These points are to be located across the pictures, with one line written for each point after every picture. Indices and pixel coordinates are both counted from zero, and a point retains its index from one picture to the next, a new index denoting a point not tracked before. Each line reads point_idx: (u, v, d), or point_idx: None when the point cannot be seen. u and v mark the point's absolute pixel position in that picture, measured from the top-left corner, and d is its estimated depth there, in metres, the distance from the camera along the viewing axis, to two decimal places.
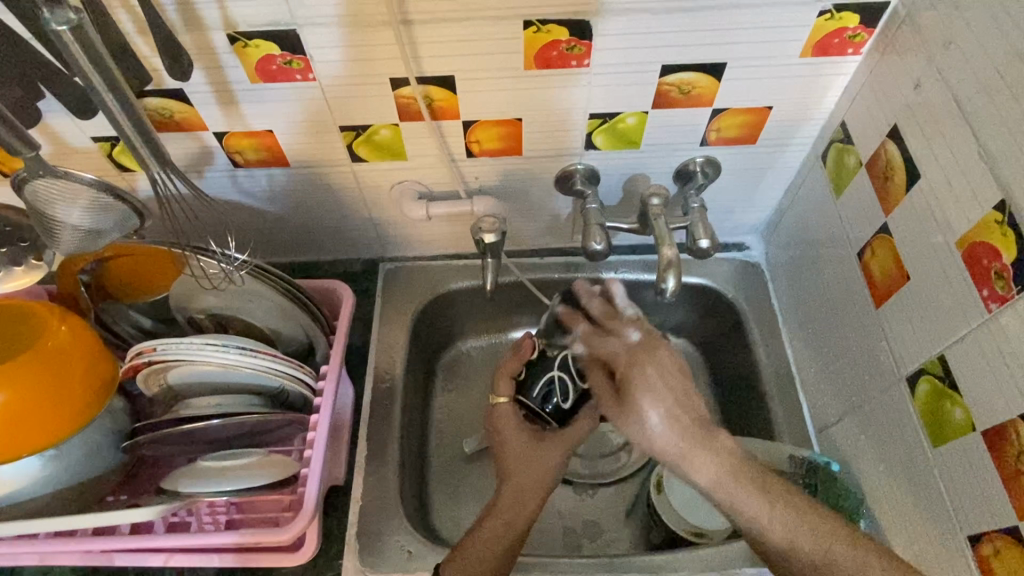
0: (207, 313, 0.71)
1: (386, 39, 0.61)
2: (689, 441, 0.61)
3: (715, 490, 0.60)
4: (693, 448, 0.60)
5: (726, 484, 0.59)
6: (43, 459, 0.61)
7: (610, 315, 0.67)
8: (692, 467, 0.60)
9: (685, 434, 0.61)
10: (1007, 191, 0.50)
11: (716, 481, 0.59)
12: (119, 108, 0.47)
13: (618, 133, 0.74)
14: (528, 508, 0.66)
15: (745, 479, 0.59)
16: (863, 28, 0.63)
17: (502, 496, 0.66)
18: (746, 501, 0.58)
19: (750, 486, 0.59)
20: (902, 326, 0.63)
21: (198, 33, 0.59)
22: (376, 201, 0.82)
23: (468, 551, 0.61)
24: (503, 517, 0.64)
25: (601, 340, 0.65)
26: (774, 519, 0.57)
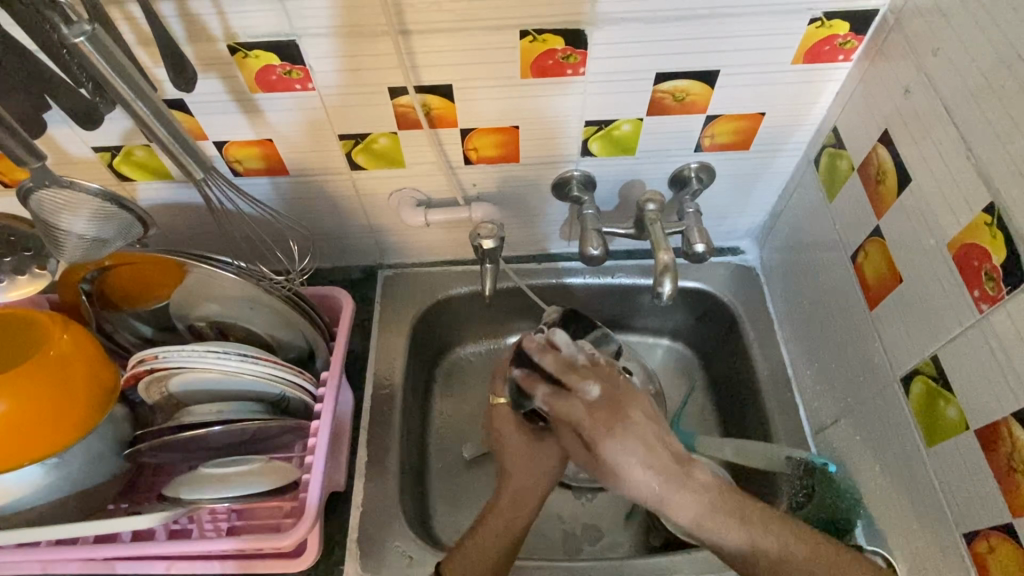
0: (210, 320, 0.72)
1: (385, 49, 0.62)
2: (668, 483, 0.61)
3: (698, 528, 0.61)
4: (673, 490, 0.61)
5: (708, 516, 0.60)
6: (45, 468, 0.61)
7: (558, 381, 0.63)
8: (670, 511, 0.61)
9: (662, 475, 0.61)
10: (995, 194, 0.51)
11: (697, 519, 0.61)
12: (149, 113, 0.47)
13: (613, 140, 0.75)
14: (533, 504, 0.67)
15: (725, 513, 0.60)
16: (853, 35, 0.64)
17: (500, 496, 0.67)
18: (725, 533, 0.60)
19: (730, 518, 0.60)
20: (896, 328, 0.64)
21: (199, 45, 0.60)
22: (374, 208, 0.83)
23: (470, 550, 0.62)
24: (510, 513, 0.65)
25: (574, 383, 0.62)
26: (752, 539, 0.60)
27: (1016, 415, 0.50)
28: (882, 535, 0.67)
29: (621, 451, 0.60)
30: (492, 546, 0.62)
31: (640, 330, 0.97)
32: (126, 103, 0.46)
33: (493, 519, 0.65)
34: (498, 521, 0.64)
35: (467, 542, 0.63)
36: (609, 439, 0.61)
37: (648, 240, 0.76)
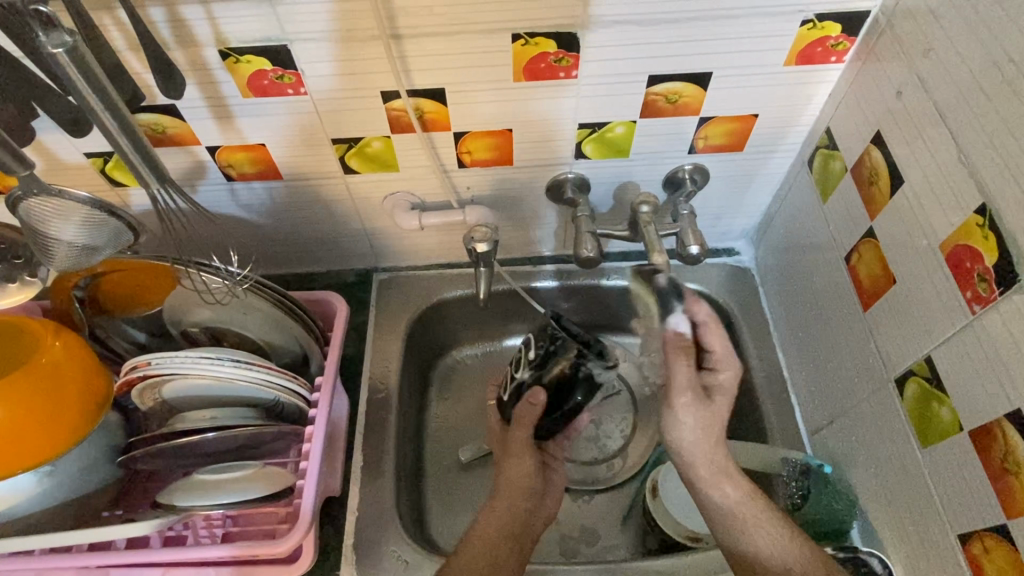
0: (201, 326, 0.72)
1: (377, 53, 0.62)
2: (727, 461, 0.66)
3: (736, 511, 0.64)
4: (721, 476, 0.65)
5: (746, 507, 0.64)
6: (38, 476, 0.61)
7: (713, 324, 0.68)
8: (722, 486, 0.65)
9: (722, 454, 0.66)
10: (987, 196, 0.51)
11: (734, 504, 0.64)
12: (116, 126, 0.48)
13: (606, 142, 0.74)
14: (523, 515, 0.67)
15: (760, 509, 0.63)
16: (845, 36, 0.64)
17: (510, 492, 0.68)
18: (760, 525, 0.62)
19: (762, 516, 0.63)
20: (890, 329, 0.64)
21: (190, 49, 0.60)
22: (369, 212, 0.83)
23: (470, 551, 0.62)
24: (507, 515, 0.66)
25: (681, 348, 0.68)
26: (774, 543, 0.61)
27: (1009, 416, 0.50)
28: (878, 536, 0.67)
29: (706, 408, 0.66)
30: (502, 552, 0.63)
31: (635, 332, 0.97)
32: (94, 117, 0.47)
33: (494, 511, 0.66)
34: (497, 527, 0.65)
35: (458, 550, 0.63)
36: (710, 398, 0.67)
37: (643, 242, 0.76)
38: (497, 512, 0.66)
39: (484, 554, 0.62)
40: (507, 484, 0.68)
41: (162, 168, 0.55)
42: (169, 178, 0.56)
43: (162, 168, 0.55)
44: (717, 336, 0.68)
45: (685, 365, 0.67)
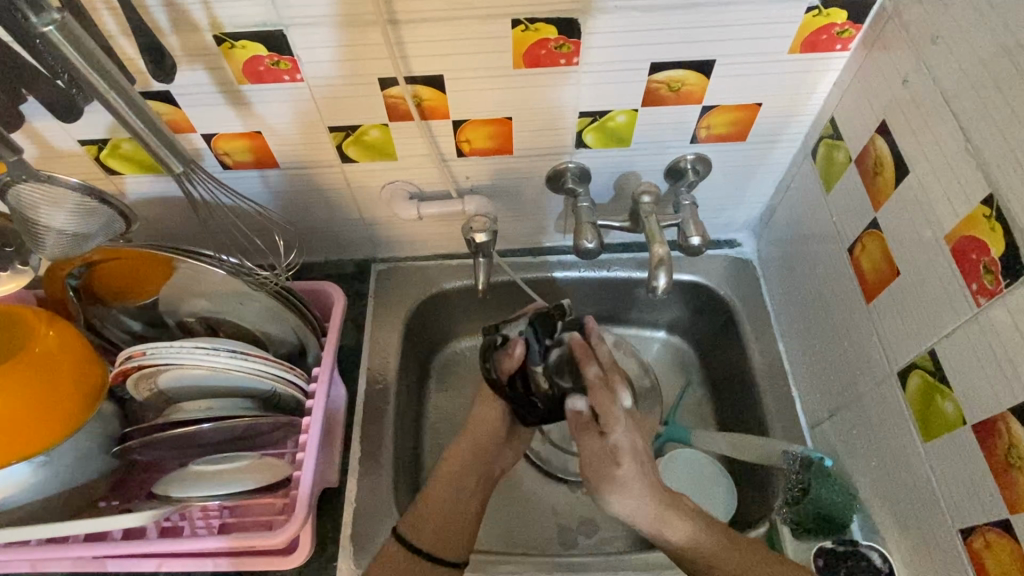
0: (197, 316, 0.72)
1: (374, 39, 0.61)
2: (663, 508, 0.60)
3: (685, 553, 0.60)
4: (656, 524, 0.60)
5: (697, 545, 0.60)
6: (32, 466, 0.60)
7: (603, 385, 0.63)
8: (671, 531, 0.60)
9: (658, 503, 0.60)
10: (995, 186, 0.50)
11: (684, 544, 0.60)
12: (125, 107, 0.47)
13: (608, 131, 0.73)
14: (487, 458, 0.73)
15: (710, 536, 0.60)
16: (851, 24, 0.63)
17: (463, 446, 0.73)
18: (704, 546, 0.60)
19: (712, 540, 0.60)
20: (893, 321, 0.63)
21: (184, 35, 0.58)
22: (367, 201, 0.82)
23: (433, 514, 0.68)
24: (470, 455, 0.72)
25: (604, 397, 0.62)
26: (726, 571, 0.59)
27: (1014, 411, 0.49)
28: (878, 529, 0.66)
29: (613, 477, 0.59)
30: (453, 531, 0.67)
31: (636, 323, 0.96)
32: (100, 95, 0.46)
33: (445, 480, 0.70)
34: (443, 495, 0.69)
35: (420, 503, 0.68)
36: (618, 462, 0.59)
37: (643, 233, 0.75)
38: (457, 489, 0.70)
39: (440, 527, 0.67)
40: (475, 422, 0.74)
41: (185, 152, 0.54)
42: (191, 161, 0.55)
43: (185, 152, 0.54)
44: (605, 396, 0.62)
45: (595, 438, 0.61)
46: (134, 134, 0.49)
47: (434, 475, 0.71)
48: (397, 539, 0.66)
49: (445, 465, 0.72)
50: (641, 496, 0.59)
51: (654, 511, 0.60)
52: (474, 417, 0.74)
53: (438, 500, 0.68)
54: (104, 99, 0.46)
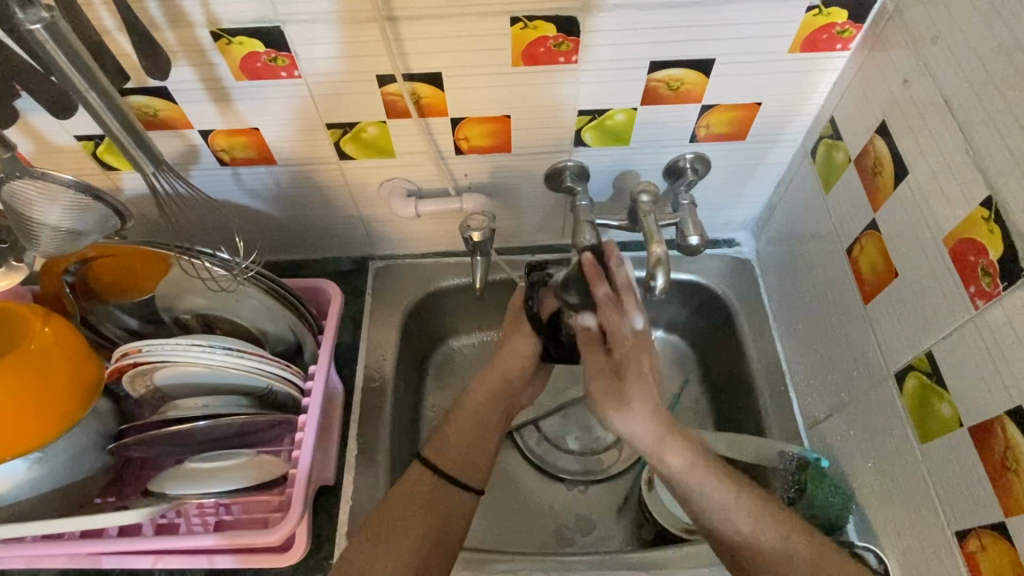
0: (194, 313, 0.72)
1: (372, 36, 0.60)
2: (663, 432, 0.64)
3: (683, 481, 0.64)
4: (657, 443, 0.64)
5: (695, 475, 0.64)
6: (28, 463, 0.60)
7: (614, 305, 0.63)
8: (664, 459, 0.64)
9: (659, 425, 0.64)
10: (994, 189, 0.49)
11: (682, 474, 0.64)
12: (103, 104, 0.47)
13: (606, 130, 0.73)
14: (511, 392, 0.75)
15: (710, 474, 0.64)
16: (852, 23, 0.62)
17: (485, 389, 0.74)
18: (709, 489, 0.64)
19: (711, 479, 0.64)
20: (890, 322, 0.63)
21: (180, 30, 0.58)
22: (364, 199, 0.82)
23: (458, 440, 0.70)
24: (495, 389, 0.74)
25: (614, 317, 0.63)
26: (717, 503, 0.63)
27: (1010, 414, 0.49)
28: (873, 530, 0.67)
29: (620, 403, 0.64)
30: (474, 458, 0.70)
31: None
32: (79, 93, 0.46)
33: (468, 413, 0.72)
34: (467, 422, 0.72)
35: (445, 430, 0.71)
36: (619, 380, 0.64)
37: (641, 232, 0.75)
38: (477, 421, 0.72)
39: (462, 453, 0.70)
40: (501, 361, 0.75)
41: (158, 153, 0.53)
42: (165, 161, 0.55)
43: (158, 152, 0.53)
44: (620, 312, 0.63)
45: (594, 357, 0.66)
46: (111, 133, 0.49)
47: (457, 404, 0.73)
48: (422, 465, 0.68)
49: (465, 401, 0.73)
50: (641, 409, 0.64)
51: (646, 426, 0.64)
52: (499, 358, 0.75)
53: (462, 428, 0.71)
54: (85, 98, 0.46)
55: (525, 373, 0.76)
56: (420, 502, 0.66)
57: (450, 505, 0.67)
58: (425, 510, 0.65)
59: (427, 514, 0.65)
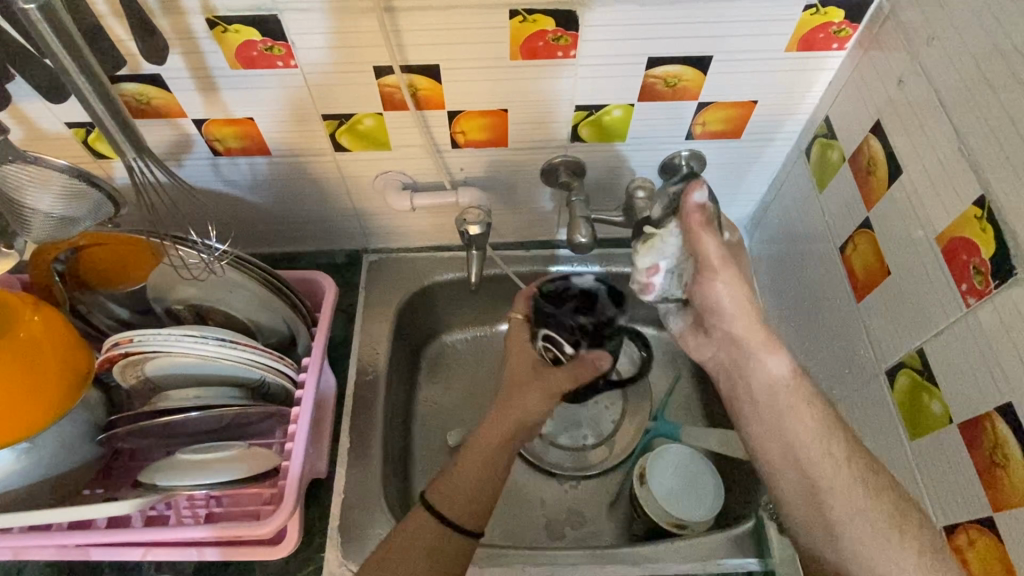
0: (189, 304, 0.70)
1: (370, 26, 0.60)
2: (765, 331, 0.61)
3: (772, 390, 0.61)
4: (763, 344, 0.61)
5: (784, 387, 0.61)
6: (15, 453, 0.59)
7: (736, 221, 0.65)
8: (763, 358, 0.61)
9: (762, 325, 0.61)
10: (987, 188, 0.50)
11: (781, 379, 0.61)
12: (91, 90, 0.47)
13: (603, 126, 0.73)
14: (522, 422, 0.69)
15: (802, 396, 0.60)
16: (848, 23, 0.63)
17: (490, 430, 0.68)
18: (792, 414, 0.60)
19: (801, 401, 0.60)
20: (882, 321, 0.63)
21: (177, 17, 0.57)
22: (359, 191, 0.82)
23: (460, 478, 0.65)
24: (506, 422, 0.68)
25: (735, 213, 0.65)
26: (809, 430, 0.58)
27: (1000, 410, 0.50)
28: None
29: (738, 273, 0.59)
30: (478, 502, 0.64)
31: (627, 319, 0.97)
32: (69, 81, 0.46)
33: (473, 458, 0.66)
34: (476, 458, 0.66)
35: (451, 470, 0.66)
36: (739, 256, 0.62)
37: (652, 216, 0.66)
38: (481, 464, 0.66)
39: (465, 494, 0.64)
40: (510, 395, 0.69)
41: (140, 140, 0.54)
42: (146, 150, 0.55)
43: (142, 139, 0.54)
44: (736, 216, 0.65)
45: (705, 237, 0.57)
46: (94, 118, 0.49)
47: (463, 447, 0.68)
48: (422, 506, 0.64)
49: (474, 441, 0.67)
50: (743, 309, 0.60)
51: (747, 333, 0.62)
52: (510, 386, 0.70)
53: (470, 468, 0.66)
54: (74, 84, 0.46)
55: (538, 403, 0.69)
56: (418, 542, 0.62)
57: (446, 547, 0.62)
58: (427, 558, 0.61)
59: (426, 563, 0.61)
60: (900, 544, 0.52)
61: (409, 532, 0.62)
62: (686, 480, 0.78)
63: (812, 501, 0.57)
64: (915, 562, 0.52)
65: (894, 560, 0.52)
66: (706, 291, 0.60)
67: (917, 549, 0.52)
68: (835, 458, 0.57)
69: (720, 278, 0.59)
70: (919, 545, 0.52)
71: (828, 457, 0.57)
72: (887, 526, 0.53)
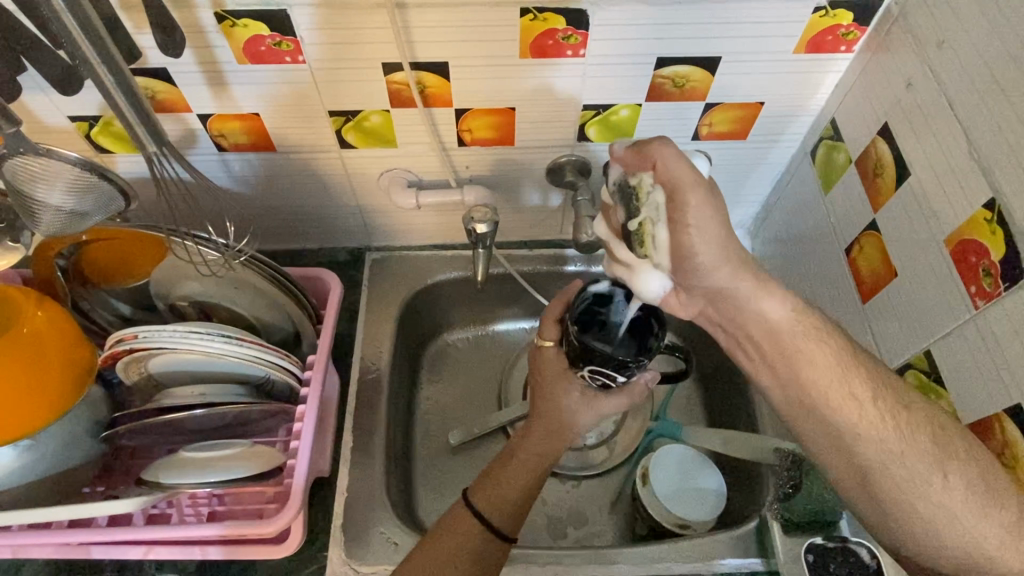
0: (190, 299, 0.70)
1: (380, 22, 0.60)
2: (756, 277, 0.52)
3: (788, 325, 0.52)
4: (756, 288, 0.52)
5: (796, 326, 0.52)
6: (17, 450, 0.58)
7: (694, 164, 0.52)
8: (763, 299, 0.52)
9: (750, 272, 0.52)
10: (997, 190, 0.50)
11: (785, 319, 0.53)
12: (113, 82, 0.47)
13: (610, 125, 0.73)
14: (557, 426, 0.65)
15: (813, 331, 0.52)
16: (857, 25, 0.63)
17: (535, 440, 0.65)
18: (805, 362, 0.52)
19: (813, 337, 0.52)
20: (888, 323, 0.64)
21: (186, 11, 0.57)
22: (364, 188, 0.81)
23: (502, 479, 0.63)
24: (545, 427, 0.65)
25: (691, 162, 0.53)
26: (826, 375, 0.51)
27: (1008, 411, 0.50)
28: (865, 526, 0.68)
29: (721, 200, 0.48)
30: (521, 506, 0.62)
31: None
32: (92, 70, 0.45)
33: (520, 464, 0.64)
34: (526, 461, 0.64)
35: (497, 471, 0.64)
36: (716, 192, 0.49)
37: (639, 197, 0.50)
38: (528, 472, 0.64)
39: (507, 497, 0.62)
40: (546, 396, 0.65)
41: (161, 132, 0.54)
42: (167, 142, 0.55)
43: (163, 133, 0.54)
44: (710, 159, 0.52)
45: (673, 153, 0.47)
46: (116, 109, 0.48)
47: (506, 452, 0.66)
48: (468, 508, 0.62)
49: (519, 449, 0.65)
50: (719, 248, 0.49)
51: (734, 280, 0.51)
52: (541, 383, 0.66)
53: (512, 471, 0.64)
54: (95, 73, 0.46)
55: (571, 407, 0.65)
56: (459, 545, 0.60)
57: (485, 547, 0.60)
58: (470, 561, 0.59)
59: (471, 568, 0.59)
60: (944, 488, 0.47)
61: (447, 535, 0.60)
62: (689, 480, 0.79)
63: (832, 448, 0.52)
64: (954, 501, 0.46)
65: (921, 507, 0.47)
66: (675, 237, 0.49)
67: (957, 485, 0.47)
68: (858, 399, 0.50)
69: (693, 198, 0.46)
70: (958, 482, 0.47)
71: (850, 400, 0.50)
72: (913, 470, 0.48)
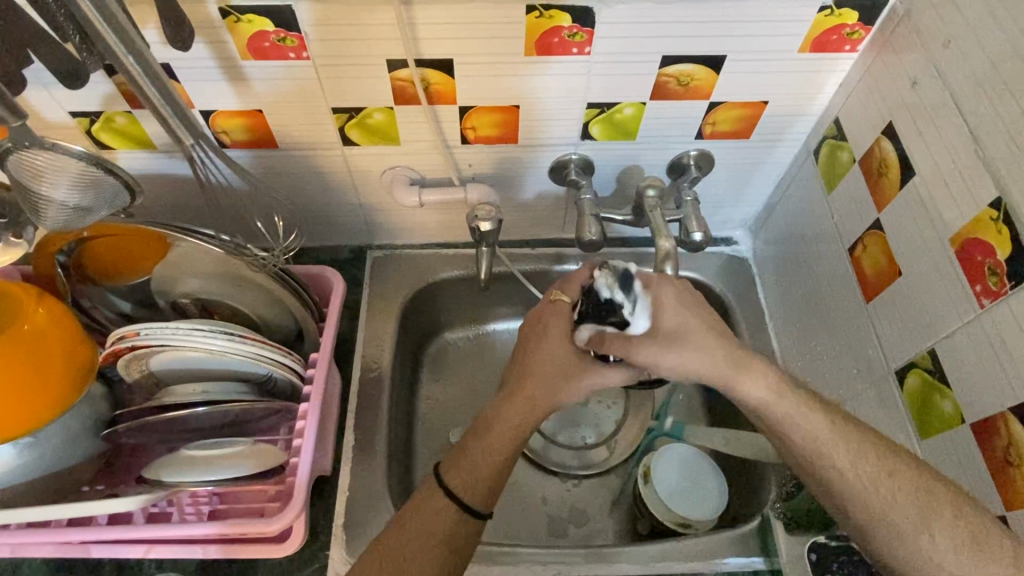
0: (192, 297, 0.69)
1: (385, 19, 0.59)
2: (732, 364, 0.57)
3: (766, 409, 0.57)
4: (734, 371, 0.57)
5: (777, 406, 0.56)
6: (18, 448, 0.57)
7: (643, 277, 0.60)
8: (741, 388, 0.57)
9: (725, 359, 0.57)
10: (1003, 190, 0.50)
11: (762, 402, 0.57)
12: (139, 70, 0.48)
13: (614, 123, 0.73)
14: (544, 390, 0.63)
15: (797, 406, 0.56)
16: (862, 24, 0.63)
17: (512, 409, 0.63)
18: (796, 420, 0.56)
19: (801, 410, 0.56)
20: (892, 322, 0.64)
21: (191, 5, 0.56)
22: (366, 185, 0.81)
23: (474, 454, 0.61)
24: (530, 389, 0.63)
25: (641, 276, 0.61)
26: (808, 433, 0.56)
27: (1014, 410, 0.50)
28: None
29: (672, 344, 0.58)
30: (494, 482, 0.61)
31: None
32: (117, 58, 0.47)
33: (496, 436, 0.62)
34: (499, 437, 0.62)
35: (469, 447, 0.62)
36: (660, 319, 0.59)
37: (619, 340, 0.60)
38: (502, 445, 0.62)
39: (479, 474, 0.61)
40: (539, 355, 0.64)
41: (191, 121, 0.56)
42: (199, 132, 0.58)
43: (195, 123, 0.56)
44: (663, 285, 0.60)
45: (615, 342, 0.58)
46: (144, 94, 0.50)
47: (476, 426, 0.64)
48: (439, 486, 0.60)
49: (493, 422, 0.62)
50: (693, 361, 0.57)
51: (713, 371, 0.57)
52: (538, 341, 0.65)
53: (484, 446, 0.62)
54: (120, 62, 0.47)
55: (564, 368, 0.63)
56: (433, 527, 0.59)
57: (458, 528, 0.59)
58: (442, 544, 0.58)
59: (441, 551, 0.58)
60: None
61: (421, 516, 0.59)
62: (690, 478, 0.78)
63: None
64: None
65: None
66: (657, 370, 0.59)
67: None
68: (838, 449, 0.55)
69: (639, 354, 0.58)
70: None
71: (839, 451, 0.55)
72: None
